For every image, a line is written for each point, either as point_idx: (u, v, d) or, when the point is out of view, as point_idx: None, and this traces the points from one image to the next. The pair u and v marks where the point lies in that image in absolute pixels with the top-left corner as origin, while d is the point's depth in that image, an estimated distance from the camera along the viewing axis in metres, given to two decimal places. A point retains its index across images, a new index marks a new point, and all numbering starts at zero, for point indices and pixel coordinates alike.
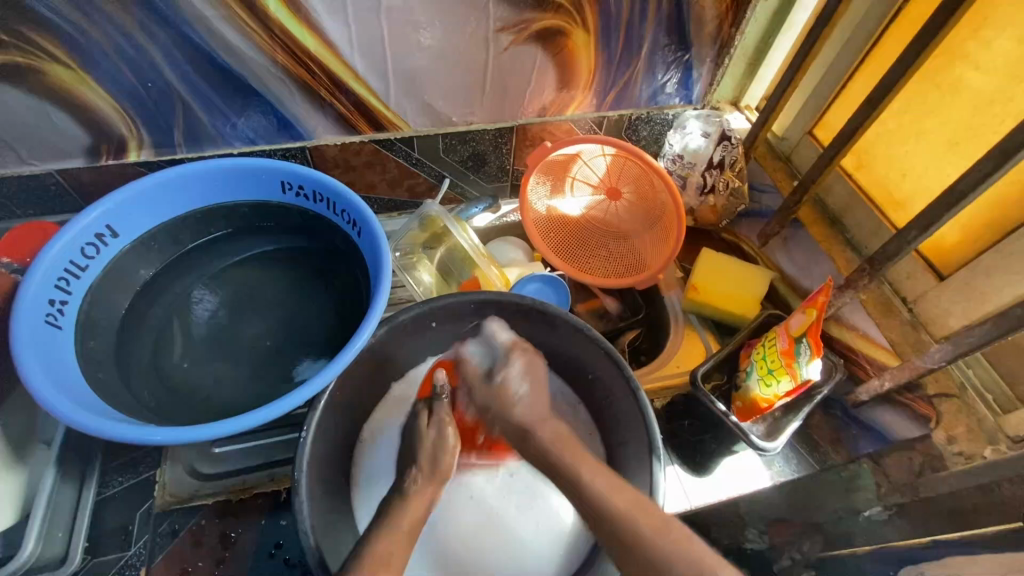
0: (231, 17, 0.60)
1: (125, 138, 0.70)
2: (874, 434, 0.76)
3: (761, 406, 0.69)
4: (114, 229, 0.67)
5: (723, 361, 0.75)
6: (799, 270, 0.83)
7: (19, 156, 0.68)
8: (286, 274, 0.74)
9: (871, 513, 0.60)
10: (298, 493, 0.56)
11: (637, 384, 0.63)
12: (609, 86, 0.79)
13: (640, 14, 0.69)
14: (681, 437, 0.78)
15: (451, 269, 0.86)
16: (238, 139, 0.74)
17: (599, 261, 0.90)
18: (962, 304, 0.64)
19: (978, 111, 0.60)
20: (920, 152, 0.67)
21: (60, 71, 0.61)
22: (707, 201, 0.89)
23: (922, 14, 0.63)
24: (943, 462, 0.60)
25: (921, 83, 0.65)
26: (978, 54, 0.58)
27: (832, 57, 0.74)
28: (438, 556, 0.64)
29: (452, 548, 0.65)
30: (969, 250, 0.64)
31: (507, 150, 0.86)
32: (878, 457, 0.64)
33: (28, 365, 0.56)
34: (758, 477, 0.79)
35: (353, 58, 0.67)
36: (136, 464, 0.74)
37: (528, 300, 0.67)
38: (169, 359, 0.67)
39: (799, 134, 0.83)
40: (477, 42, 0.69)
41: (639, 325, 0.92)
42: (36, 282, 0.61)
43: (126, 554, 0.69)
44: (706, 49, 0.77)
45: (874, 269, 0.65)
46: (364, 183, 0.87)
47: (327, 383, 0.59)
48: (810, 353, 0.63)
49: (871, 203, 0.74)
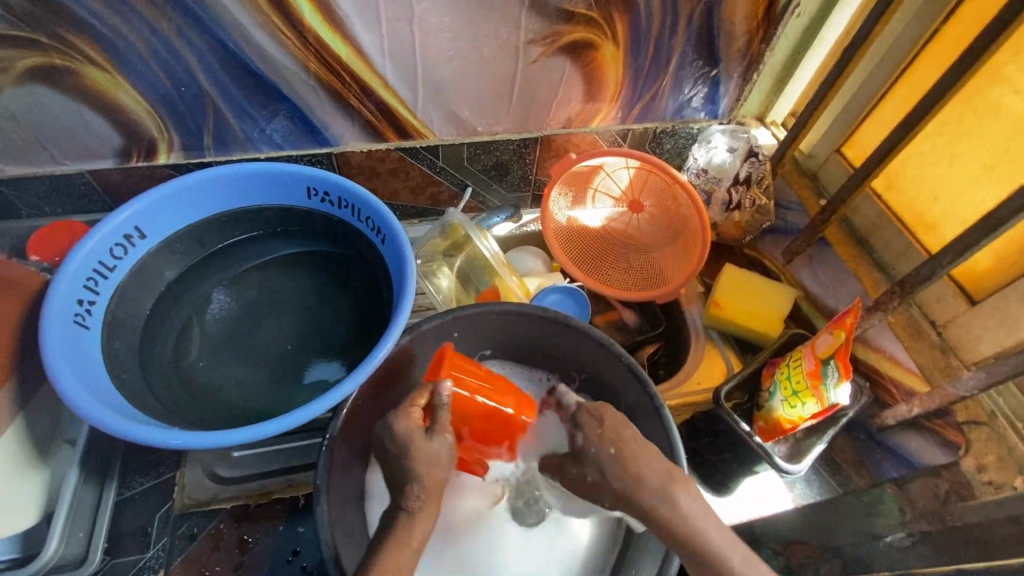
0: (265, 23, 0.61)
1: (156, 141, 0.70)
2: (900, 458, 0.75)
3: (784, 427, 0.68)
4: (142, 230, 0.67)
5: (744, 380, 0.75)
6: (823, 287, 0.83)
7: (51, 155, 0.69)
8: (310, 279, 0.74)
9: (893, 540, 0.60)
10: (320, 502, 0.56)
11: (661, 402, 0.63)
12: (635, 100, 0.78)
13: (671, 27, 0.69)
14: (700, 454, 0.77)
15: (470, 277, 0.86)
16: (266, 143, 0.74)
17: (618, 272, 0.89)
18: (993, 330, 0.63)
19: (1016, 136, 0.59)
20: (954, 174, 0.66)
21: (94, 73, 0.62)
22: (732, 216, 0.89)
23: (962, 35, 0.62)
24: (971, 491, 0.58)
25: (956, 106, 0.64)
26: (1018, 77, 0.57)
27: (864, 75, 0.74)
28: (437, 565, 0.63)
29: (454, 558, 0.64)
30: (1003, 275, 0.63)
31: (530, 160, 0.86)
32: (902, 482, 0.62)
33: (57, 365, 0.56)
34: (779, 499, 0.80)
35: (383, 67, 0.67)
36: (156, 465, 0.75)
37: (551, 313, 0.66)
38: (192, 361, 0.68)
39: (827, 152, 0.82)
40: (506, 54, 0.69)
41: (658, 338, 0.89)
42: (66, 282, 0.61)
43: (144, 556, 0.69)
44: (736, 65, 0.76)
45: (905, 292, 0.64)
46: (387, 190, 0.87)
47: (350, 392, 0.59)
48: (839, 376, 0.62)
49: (899, 223, 0.73)
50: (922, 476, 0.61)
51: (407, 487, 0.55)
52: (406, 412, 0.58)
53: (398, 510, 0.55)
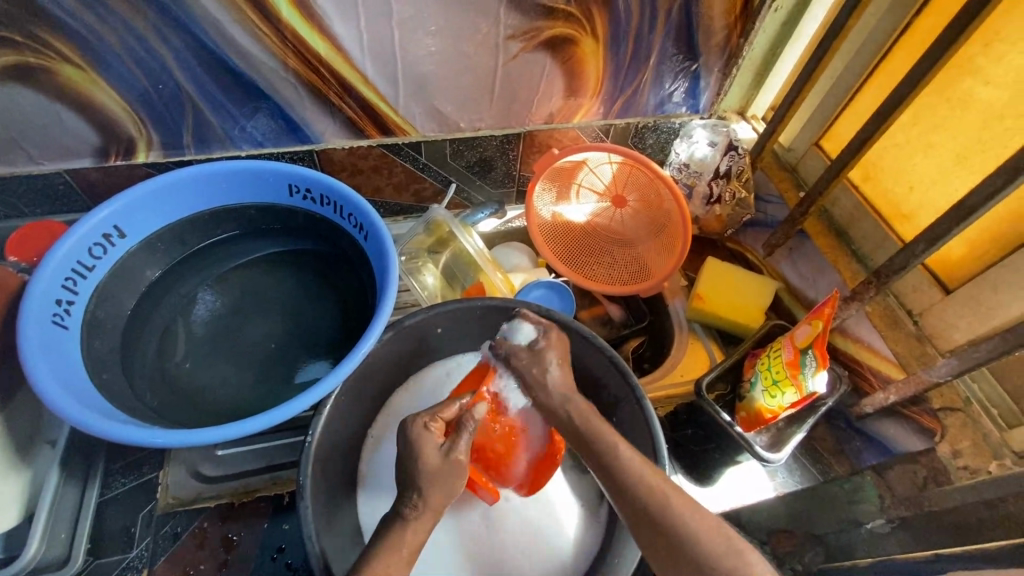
0: (243, 20, 0.60)
1: (134, 139, 0.70)
2: (877, 445, 0.76)
3: (765, 417, 0.69)
4: (121, 229, 0.67)
5: (727, 370, 0.76)
6: (803, 280, 0.84)
7: (28, 154, 0.69)
8: (292, 277, 0.74)
9: (873, 526, 0.63)
10: (303, 498, 0.56)
11: (642, 393, 0.64)
12: (616, 96, 0.79)
13: (649, 24, 0.70)
14: (685, 446, 0.78)
15: (456, 273, 0.87)
16: (247, 141, 0.74)
17: (602, 267, 0.90)
18: (967, 318, 0.64)
19: (988, 127, 0.60)
20: (928, 166, 0.67)
21: (71, 72, 0.61)
22: (713, 210, 0.91)
23: (933, 29, 0.63)
24: (948, 477, 0.61)
25: (930, 98, 0.65)
26: (988, 69, 0.58)
27: (840, 69, 0.75)
28: (446, 553, 0.64)
29: (466, 549, 0.65)
30: (975, 265, 0.64)
31: (513, 156, 0.87)
32: (883, 470, 0.66)
33: (36, 366, 0.56)
34: (761, 488, 0.80)
35: (364, 63, 0.67)
36: (140, 465, 0.74)
37: (534, 306, 0.67)
38: (173, 360, 0.67)
39: (806, 145, 0.83)
40: (485, 49, 0.69)
41: (643, 332, 0.91)
42: (44, 281, 0.61)
43: (128, 556, 0.69)
44: (714, 59, 0.77)
45: (880, 281, 0.65)
46: (370, 187, 0.87)
47: (332, 388, 0.59)
48: (816, 365, 0.63)
49: (877, 215, 0.74)
50: (900, 464, 0.65)
51: (401, 485, 0.56)
52: (431, 417, 0.59)
53: (392, 515, 0.55)
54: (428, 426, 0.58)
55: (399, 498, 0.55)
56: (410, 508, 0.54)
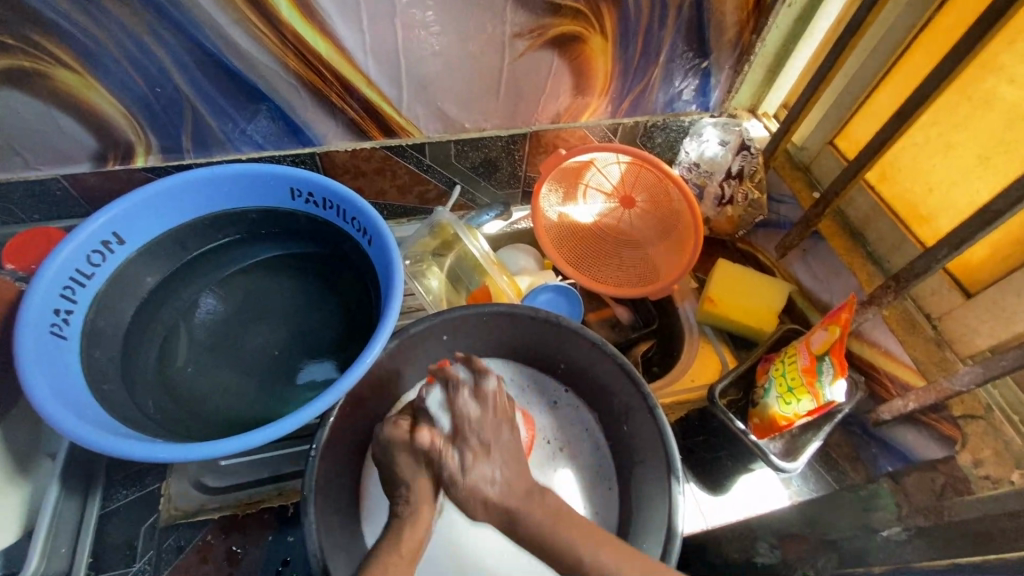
0: (241, 20, 0.59)
1: (133, 143, 0.68)
2: (896, 453, 0.74)
3: (779, 424, 0.68)
4: (120, 236, 0.65)
5: (739, 377, 0.74)
6: (817, 282, 0.82)
7: (24, 160, 0.67)
8: (295, 283, 0.72)
9: (889, 534, 0.58)
10: (307, 513, 0.55)
11: (654, 401, 0.62)
12: (624, 95, 0.77)
13: (659, 20, 0.67)
14: (696, 453, 0.77)
15: (461, 277, 0.85)
16: (247, 143, 0.72)
17: (610, 269, 0.88)
18: (989, 324, 0.62)
19: (1012, 126, 0.58)
20: (947, 166, 0.65)
21: (65, 75, 0.59)
22: (724, 212, 0.89)
23: (955, 25, 0.61)
24: (967, 485, 0.59)
25: (951, 95, 0.63)
26: (1012, 66, 0.56)
27: (856, 66, 0.73)
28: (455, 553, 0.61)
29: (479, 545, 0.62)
30: (997, 268, 0.62)
31: (520, 157, 0.85)
32: (898, 476, 0.63)
33: (34, 379, 0.55)
34: (774, 496, 0.80)
35: (366, 63, 0.65)
36: (142, 477, 0.73)
37: (542, 313, 0.66)
38: (175, 369, 0.66)
39: (819, 144, 0.81)
40: (491, 48, 0.67)
41: (651, 335, 0.89)
42: (41, 291, 0.59)
43: (129, 571, 0.68)
44: (726, 56, 0.75)
45: (899, 286, 0.63)
46: (374, 189, 0.85)
47: (336, 400, 0.57)
48: (834, 373, 0.61)
49: (894, 216, 0.72)
50: (918, 471, 0.62)
51: (397, 491, 0.54)
52: (399, 417, 0.57)
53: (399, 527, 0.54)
54: (394, 424, 0.56)
55: (405, 512, 0.53)
56: (406, 512, 0.53)
